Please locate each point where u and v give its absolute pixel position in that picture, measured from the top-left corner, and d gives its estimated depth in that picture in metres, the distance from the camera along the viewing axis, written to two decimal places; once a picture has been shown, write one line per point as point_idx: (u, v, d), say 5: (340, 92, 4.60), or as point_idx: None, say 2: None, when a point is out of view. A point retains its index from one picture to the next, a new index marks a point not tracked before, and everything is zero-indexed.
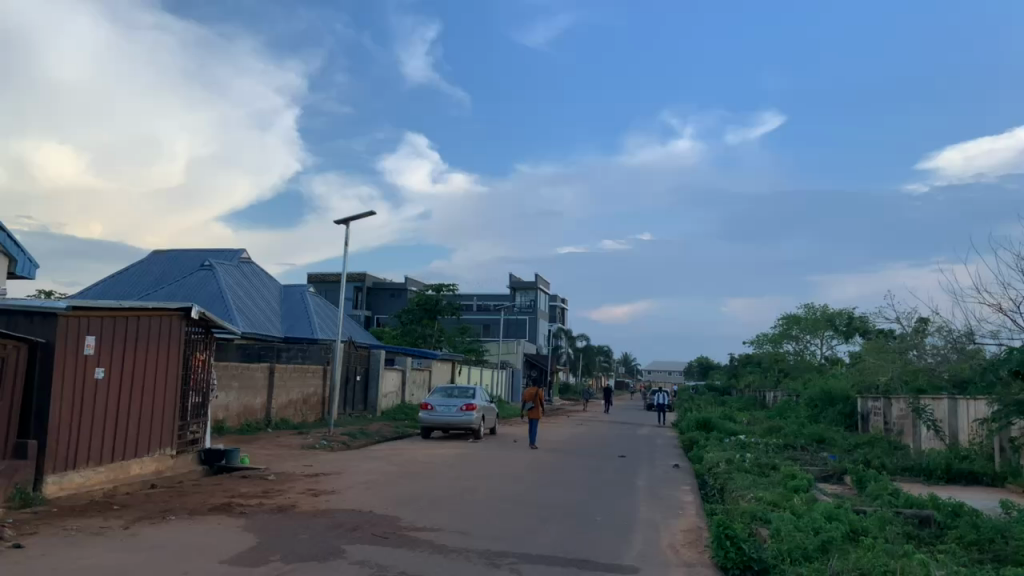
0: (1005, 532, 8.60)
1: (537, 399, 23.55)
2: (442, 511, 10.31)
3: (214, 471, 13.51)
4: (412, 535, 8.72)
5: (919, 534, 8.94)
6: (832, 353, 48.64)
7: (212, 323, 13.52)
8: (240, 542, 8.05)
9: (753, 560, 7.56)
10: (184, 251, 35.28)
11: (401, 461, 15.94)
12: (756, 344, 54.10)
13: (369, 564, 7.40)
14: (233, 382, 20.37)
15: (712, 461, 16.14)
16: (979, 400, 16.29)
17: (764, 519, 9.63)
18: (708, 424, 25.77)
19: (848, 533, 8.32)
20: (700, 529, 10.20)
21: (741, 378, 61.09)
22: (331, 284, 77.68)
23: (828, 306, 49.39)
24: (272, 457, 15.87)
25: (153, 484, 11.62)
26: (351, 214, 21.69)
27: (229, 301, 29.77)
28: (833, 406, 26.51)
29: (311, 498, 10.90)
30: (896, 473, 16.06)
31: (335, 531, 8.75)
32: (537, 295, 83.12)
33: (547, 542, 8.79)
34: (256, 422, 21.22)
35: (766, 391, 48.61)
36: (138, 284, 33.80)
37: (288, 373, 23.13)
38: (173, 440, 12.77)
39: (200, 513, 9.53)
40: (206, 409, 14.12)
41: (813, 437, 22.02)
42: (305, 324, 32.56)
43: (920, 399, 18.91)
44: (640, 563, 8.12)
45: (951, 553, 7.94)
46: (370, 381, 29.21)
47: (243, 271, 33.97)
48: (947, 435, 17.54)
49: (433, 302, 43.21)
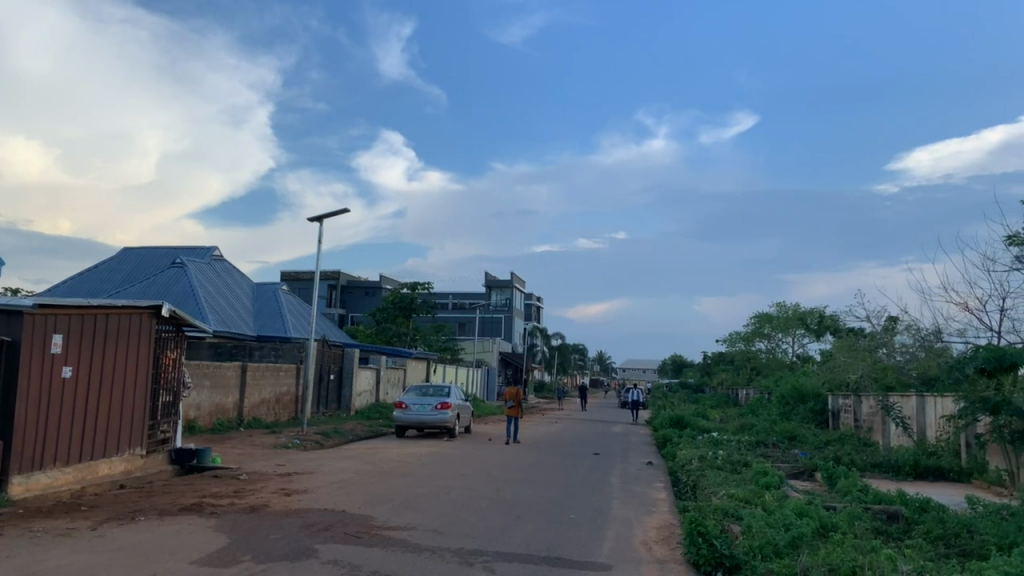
0: (971, 528, 8.81)
1: (517, 398, 23.53)
2: (416, 510, 10.27)
3: (186, 471, 13.38)
4: (385, 534, 8.68)
5: (887, 529, 9.06)
6: (803, 351, 49.23)
7: (183, 321, 13.36)
8: (211, 542, 7.97)
9: (724, 557, 7.60)
10: (155, 249, 34.86)
11: (375, 461, 15.83)
12: (728, 342, 54.65)
13: (342, 563, 7.36)
14: (204, 381, 20.16)
15: (685, 458, 16.24)
16: (946, 397, 16.57)
17: (736, 515, 9.72)
18: (681, 421, 25.99)
19: (818, 529, 8.43)
20: (672, 526, 10.26)
21: (713, 377, 61.58)
22: (305, 283, 77.27)
23: (799, 305, 49.90)
24: (243, 457, 15.73)
25: (122, 484, 11.45)
26: (325, 212, 21.42)
27: (201, 299, 29.46)
28: (804, 404, 26.85)
29: (284, 498, 10.81)
30: (865, 470, 16.24)
31: (308, 530, 8.69)
32: (512, 294, 83.58)
33: (520, 540, 8.78)
34: (229, 422, 21.01)
35: (738, 390, 49.03)
36: (107, 281, 33.34)
37: (261, 372, 22.91)
38: (143, 440, 12.59)
39: (170, 514, 9.42)
40: (177, 408, 13.95)
41: (784, 435, 22.27)
42: (278, 322, 32.29)
43: (889, 397, 19.20)
44: (613, 560, 8.15)
45: (919, 549, 8.07)
46: (344, 380, 29.05)
47: (215, 269, 33.62)
48: (915, 431, 17.79)
49: (408, 300, 43.02)
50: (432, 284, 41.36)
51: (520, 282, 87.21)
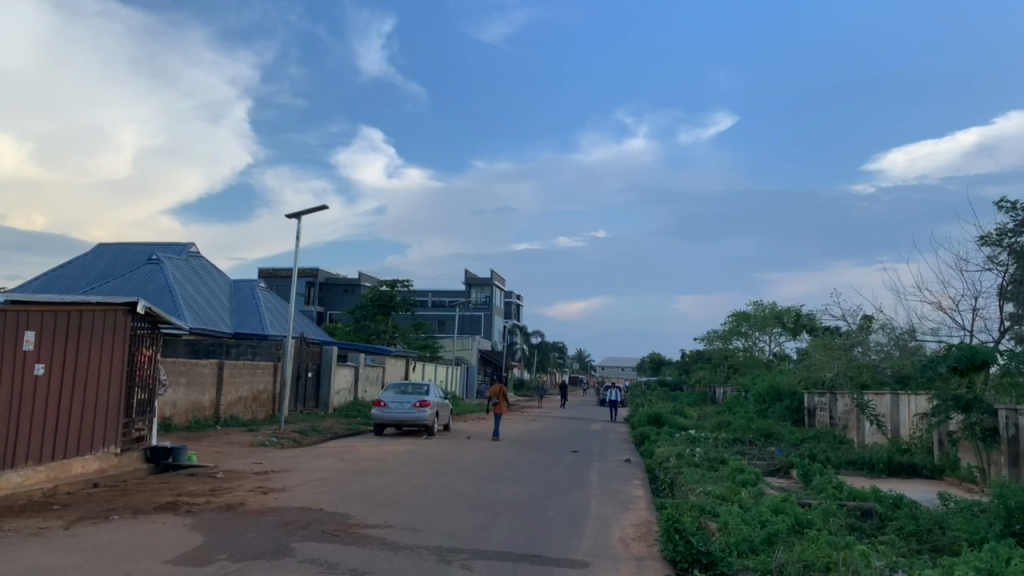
0: (943, 524, 8.94)
1: (500, 395, 23.52)
2: (394, 508, 10.23)
3: (162, 469, 13.23)
4: (363, 532, 8.64)
5: (861, 526, 9.16)
6: (780, 349, 49.67)
7: (159, 317, 13.22)
8: (187, 542, 7.89)
9: (701, 554, 7.64)
10: (130, 244, 34.47)
11: (353, 459, 15.76)
12: (706, 340, 55.02)
13: (319, 561, 7.31)
14: (180, 379, 19.98)
15: (662, 456, 16.29)
16: (919, 395, 16.79)
17: (713, 513, 9.78)
18: (659, 419, 26.12)
19: (794, 526, 8.50)
20: (650, 523, 10.30)
21: (691, 375, 61.91)
22: (283, 280, 76.79)
23: (777, 303, 50.30)
24: (219, 455, 15.57)
25: (96, 483, 11.30)
26: (303, 208, 21.24)
27: (176, 296, 29.18)
28: (781, 402, 27.10)
29: (260, 496, 10.73)
30: (840, 467, 16.37)
31: (285, 529, 8.61)
32: (492, 292, 83.56)
33: (499, 538, 8.79)
34: (205, 420, 20.81)
35: (716, 388, 49.36)
36: (81, 277, 32.92)
37: (237, 370, 22.72)
38: (117, 439, 12.44)
39: (144, 513, 9.30)
40: (152, 406, 13.79)
41: (761, 432, 22.44)
42: (256, 319, 32.05)
43: (864, 395, 19.42)
44: (591, 557, 8.17)
45: (892, 545, 8.17)
46: (322, 377, 28.89)
47: (192, 265, 33.30)
48: (889, 429, 18.00)
49: (387, 298, 42.99)
50: (412, 280, 41.23)
51: (500, 281, 87.18)
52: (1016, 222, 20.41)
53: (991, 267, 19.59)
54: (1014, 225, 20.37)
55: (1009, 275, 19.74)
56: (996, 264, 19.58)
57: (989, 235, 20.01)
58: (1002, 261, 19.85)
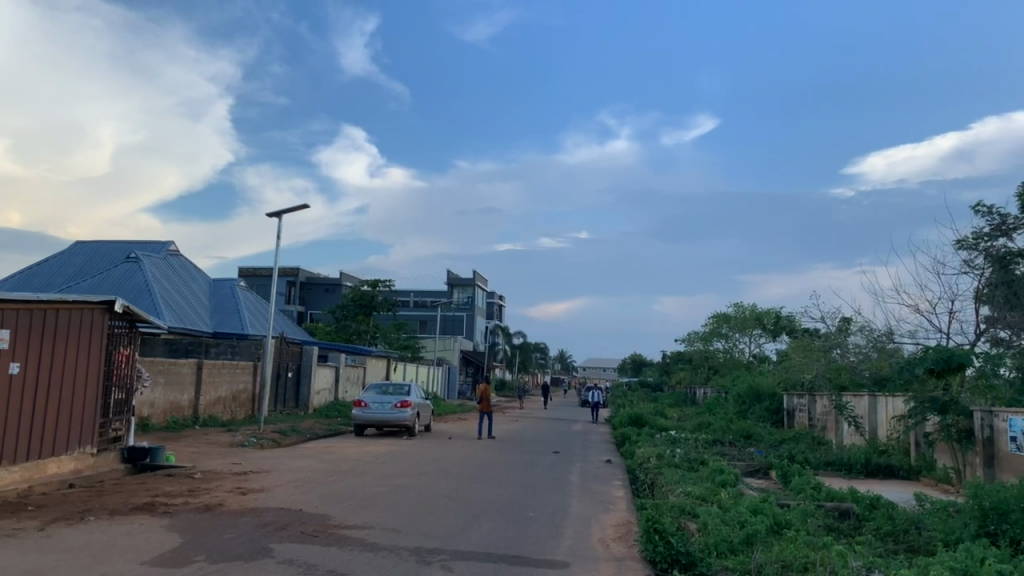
0: (919, 524, 9.04)
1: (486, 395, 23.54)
2: (373, 509, 10.20)
3: (139, 470, 13.10)
4: (342, 533, 8.58)
5: (839, 526, 9.23)
6: (759, 350, 50.02)
7: (137, 316, 13.09)
8: (165, 542, 7.84)
9: (680, 554, 7.65)
10: (108, 242, 34.12)
11: (333, 459, 15.69)
12: (687, 341, 55.27)
13: (297, 562, 7.27)
14: (159, 379, 19.80)
15: (643, 457, 16.35)
16: (897, 397, 16.96)
17: (692, 513, 9.82)
18: (640, 420, 26.20)
19: (772, 526, 8.56)
20: (630, 524, 10.33)
21: (672, 375, 62.28)
22: (263, 279, 76.34)
23: (757, 305, 50.66)
24: (197, 456, 15.42)
25: (71, 483, 11.16)
26: (284, 207, 21.13)
27: (155, 295, 28.90)
28: (760, 403, 27.29)
29: (239, 496, 10.67)
30: (818, 468, 16.50)
31: (263, 530, 8.56)
32: (474, 292, 83.59)
33: (478, 538, 8.79)
34: (183, 419, 20.62)
35: (695, 389, 49.71)
36: (58, 275, 32.54)
37: (216, 369, 22.52)
38: (94, 438, 12.29)
39: (121, 513, 9.21)
40: (129, 406, 13.64)
41: (741, 433, 22.59)
42: (235, 319, 31.83)
43: (842, 397, 19.60)
44: (571, 558, 8.18)
45: (869, 545, 8.25)
46: (302, 378, 28.71)
47: (171, 264, 33.01)
48: (867, 431, 18.18)
49: (369, 298, 42.89)
50: (393, 280, 41.12)
51: (482, 281, 87.17)
52: (992, 226, 20.70)
53: (968, 271, 19.80)
54: (990, 228, 20.64)
55: (985, 279, 19.99)
56: (972, 268, 19.80)
57: (966, 239, 20.28)
58: (978, 265, 20.10)
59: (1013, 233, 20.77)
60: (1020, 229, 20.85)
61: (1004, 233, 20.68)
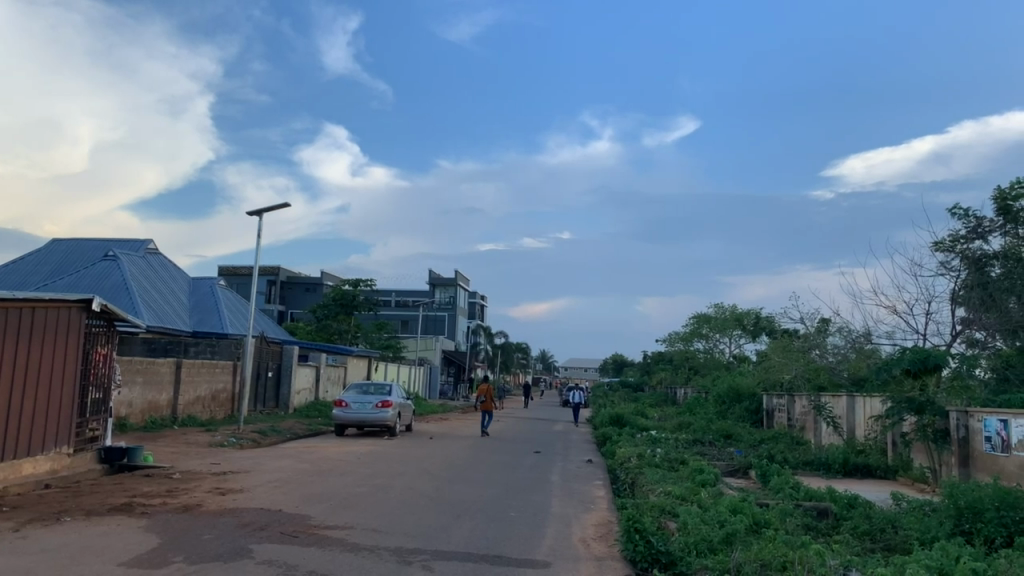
0: (895, 523, 9.15)
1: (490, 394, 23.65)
2: (354, 509, 10.17)
3: (116, 470, 12.95)
4: (323, 533, 8.57)
5: (817, 525, 9.32)
6: (739, 351, 50.40)
7: (115, 314, 12.97)
8: (142, 543, 7.77)
9: (661, 553, 7.69)
10: (85, 240, 33.73)
11: (313, 459, 15.62)
12: (668, 342, 55.56)
13: (277, 563, 7.24)
14: (137, 378, 19.61)
15: (624, 456, 16.44)
16: (874, 398, 17.14)
17: (673, 513, 9.88)
18: (621, 420, 26.26)
19: (751, 526, 8.61)
20: (610, 523, 10.37)
21: (653, 375, 62.60)
22: (243, 279, 75.91)
23: (737, 306, 51.19)
24: (176, 456, 15.31)
25: (47, 484, 11.03)
26: (265, 205, 20.98)
27: (134, 294, 28.61)
28: (740, 403, 27.51)
29: (218, 497, 10.61)
30: (797, 467, 16.63)
31: (243, 530, 8.52)
32: (456, 292, 83.69)
33: (459, 539, 8.78)
34: (162, 419, 20.44)
35: (676, 389, 50.07)
36: (34, 273, 32.11)
37: (195, 369, 22.33)
38: (70, 439, 12.15)
39: (99, 514, 9.13)
40: (107, 405, 13.51)
41: (720, 433, 22.73)
42: (215, 318, 31.56)
43: (821, 397, 19.80)
44: (551, 558, 8.20)
45: (847, 544, 8.32)
46: (282, 377, 28.56)
47: (150, 262, 32.70)
48: (845, 430, 18.36)
49: (350, 297, 42.60)
50: (375, 280, 41.05)
51: (464, 280, 87.24)
52: (968, 228, 21.02)
53: (944, 272, 20.07)
54: (966, 230, 20.97)
55: (961, 280, 20.23)
56: (949, 269, 20.08)
57: (943, 242, 20.61)
58: (955, 267, 20.38)
59: (989, 236, 21.06)
60: (995, 231, 21.14)
61: (980, 236, 20.99)
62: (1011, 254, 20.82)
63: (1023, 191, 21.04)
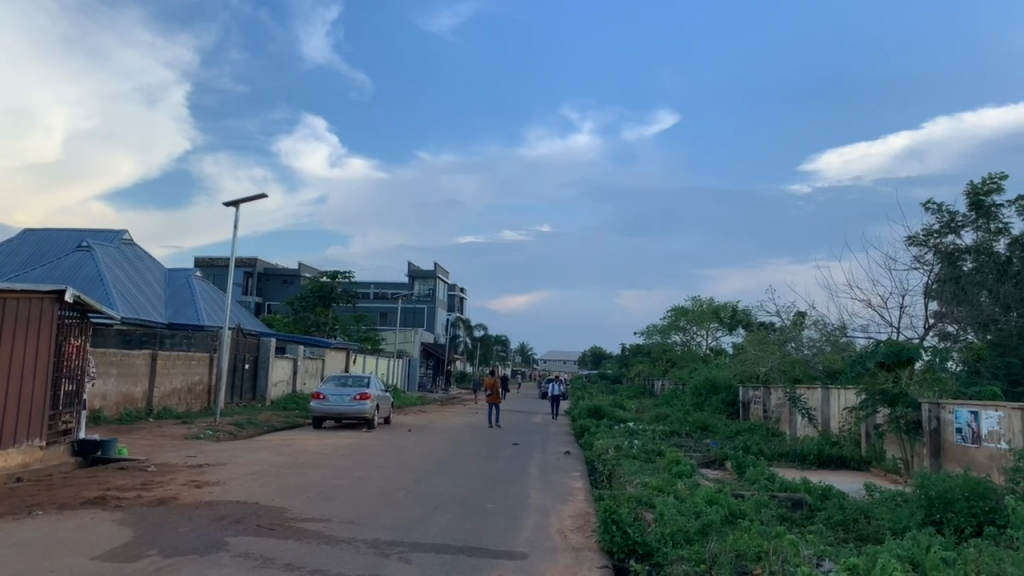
0: (868, 513, 9.27)
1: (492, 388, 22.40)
2: (331, 501, 10.14)
3: (89, 464, 12.80)
4: (299, 526, 8.53)
5: (792, 516, 9.42)
6: (715, 343, 50.77)
7: (88, 305, 12.82)
8: (116, 536, 7.68)
9: (637, 544, 7.77)
10: (58, 231, 33.26)
11: (289, 451, 15.56)
12: (645, 335, 55.82)
13: (254, 556, 7.19)
14: (111, 370, 19.41)
15: (602, 448, 16.49)
16: (849, 390, 17.32)
17: (649, 504, 9.95)
18: (599, 411, 26.33)
19: (727, 516, 8.69)
20: (586, 514, 10.42)
21: (632, 367, 62.96)
22: (219, 271, 75.28)
23: (714, 300, 51.50)
24: (151, 448, 15.18)
25: (19, 477, 10.90)
26: (241, 196, 20.76)
27: (108, 285, 28.27)
28: (716, 395, 27.77)
29: (194, 489, 10.53)
30: (772, 458, 16.82)
31: (219, 523, 8.45)
32: (435, 285, 83.62)
33: (437, 530, 8.79)
34: (137, 412, 20.23)
35: (654, 381, 50.35)
36: (5, 265, 31.59)
37: (171, 361, 22.12)
38: (42, 431, 11.99)
39: (72, 507, 9.02)
40: (80, 398, 13.33)
41: (697, 425, 22.87)
42: (191, 309, 31.27)
43: (796, 390, 19.97)
44: (529, 549, 8.22)
45: (819, 534, 8.42)
46: (259, 370, 28.35)
47: (125, 253, 32.29)
48: (819, 422, 18.56)
49: (328, 289, 42.65)
50: (352, 273, 40.99)
51: (443, 273, 87.11)
52: (942, 223, 21.28)
53: (917, 266, 20.25)
54: (939, 225, 21.23)
55: (935, 275, 20.44)
56: (922, 263, 20.30)
57: (917, 236, 20.86)
58: (928, 261, 20.59)
59: (962, 231, 21.37)
60: (967, 227, 21.46)
61: (953, 230, 21.26)
62: (982, 249, 21.24)
63: (994, 187, 21.43)
